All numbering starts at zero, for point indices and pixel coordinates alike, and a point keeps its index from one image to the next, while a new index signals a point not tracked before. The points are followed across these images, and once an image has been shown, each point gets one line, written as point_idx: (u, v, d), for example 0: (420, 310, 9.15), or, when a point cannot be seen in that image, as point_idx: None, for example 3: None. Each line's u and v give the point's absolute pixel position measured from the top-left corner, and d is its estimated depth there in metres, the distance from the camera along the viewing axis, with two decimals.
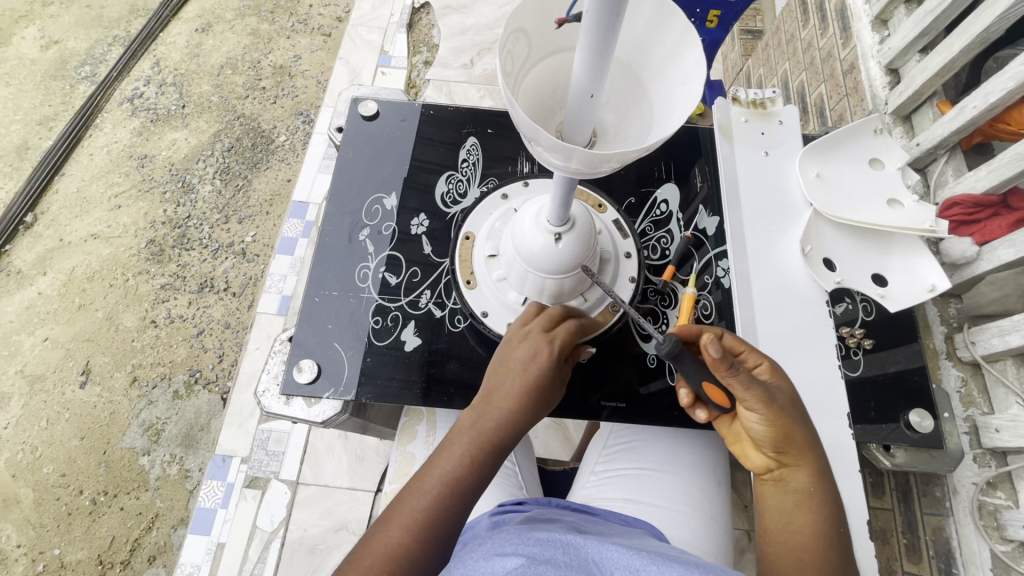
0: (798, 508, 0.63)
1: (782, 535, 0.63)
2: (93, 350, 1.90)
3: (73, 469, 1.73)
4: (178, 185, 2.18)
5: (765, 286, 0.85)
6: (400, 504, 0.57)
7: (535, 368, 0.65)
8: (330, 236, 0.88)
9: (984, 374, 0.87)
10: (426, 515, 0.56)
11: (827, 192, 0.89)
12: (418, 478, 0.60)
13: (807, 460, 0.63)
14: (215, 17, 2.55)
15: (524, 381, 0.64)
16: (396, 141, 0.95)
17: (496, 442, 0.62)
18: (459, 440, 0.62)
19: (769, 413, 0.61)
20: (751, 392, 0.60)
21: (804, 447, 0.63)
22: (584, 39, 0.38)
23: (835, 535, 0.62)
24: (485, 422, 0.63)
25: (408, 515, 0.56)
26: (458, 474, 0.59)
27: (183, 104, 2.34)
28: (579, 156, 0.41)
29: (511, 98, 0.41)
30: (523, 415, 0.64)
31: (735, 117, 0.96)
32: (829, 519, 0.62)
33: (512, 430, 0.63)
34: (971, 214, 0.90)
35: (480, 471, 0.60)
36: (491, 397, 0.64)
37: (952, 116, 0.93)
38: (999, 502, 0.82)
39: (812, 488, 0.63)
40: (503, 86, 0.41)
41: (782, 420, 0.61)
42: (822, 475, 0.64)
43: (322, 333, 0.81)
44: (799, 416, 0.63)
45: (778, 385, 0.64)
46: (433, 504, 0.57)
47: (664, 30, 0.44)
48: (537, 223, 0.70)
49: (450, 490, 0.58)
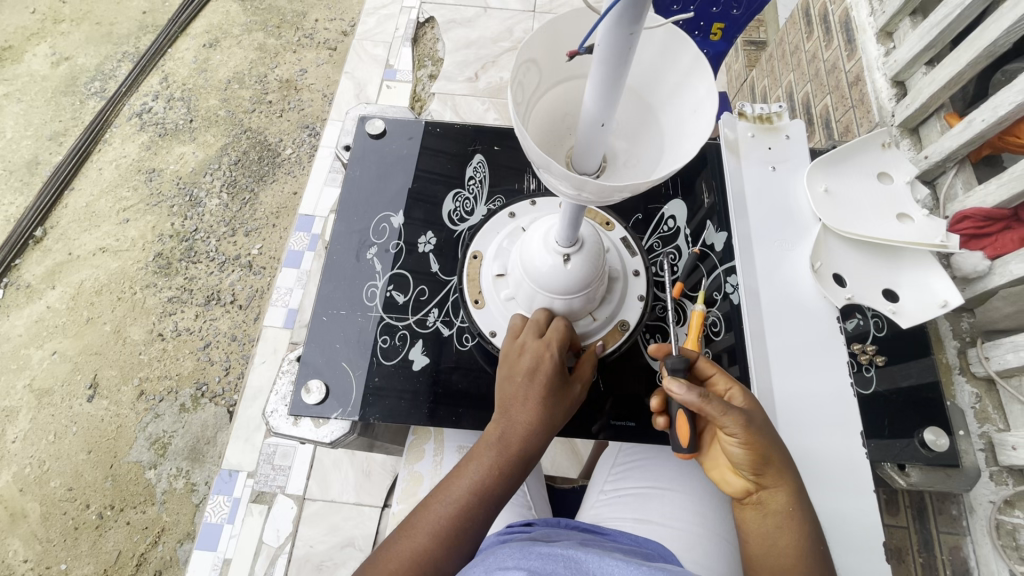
0: (780, 528, 0.62)
1: (767, 559, 0.63)
2: (100, 363, 1.91)
3: (80, 483, 1.74)
4: (186, 199, 2.20)
5: (775, 301, 0.84)
6: (427, 511, 0.58)
7: (549, 379, 0.65)
8: (338, 254, 0.88)
9: (999, 390, 0.86)
10: (451, 524, 0.57)
11: (836, 207, 0.89)
12: (442, 487, 0.60)
13: (787, 481, 0.63)
14: (223, 32, 2.58)
15: (544, 390, 0.65)
16: (402, 159, 0.96)
17: (523, 452, 0.62)
18: (479, 453, 0.62)
19: (747, 436, 0.62)
20: (728, 416, 0.61)
21: (780, 469, 0.63)
22: (597, 70, 0.38)
23: (818, 555, 0.61)
24: (509, 435, 0.63)
25: (435, 522, 0.57)
26: (481, 485, 0.60)
27: (190, 119, 2.37)
28: (591, 184, 0.41)
29: (521, 127, 0.41)
30: (542, 424, 0.64)
31: (742, 132, 0.95)
32: (812, 541, 0.62)
33: (536, 441, 0.63)
34: (982, 228, 0.89)
35: (505, 481, 0.61)
36: (508, 410, 0.64)
37: (960, 130, 0.93)
38: (1017, 521, 0.81)
39: (792, 509, 0.62)
40: (514, 117, 0.41)
41: (761, 443, 0.62)
42: (801, 499, 0.63)
43: (330, 352, 0.81)
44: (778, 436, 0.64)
45: (754, 410, 0.65)
46: (460, 512, 0.58)
47: (674, 59, 0.44)
48: (546, 242, 0.70)
49: (475, 499, 0.59)
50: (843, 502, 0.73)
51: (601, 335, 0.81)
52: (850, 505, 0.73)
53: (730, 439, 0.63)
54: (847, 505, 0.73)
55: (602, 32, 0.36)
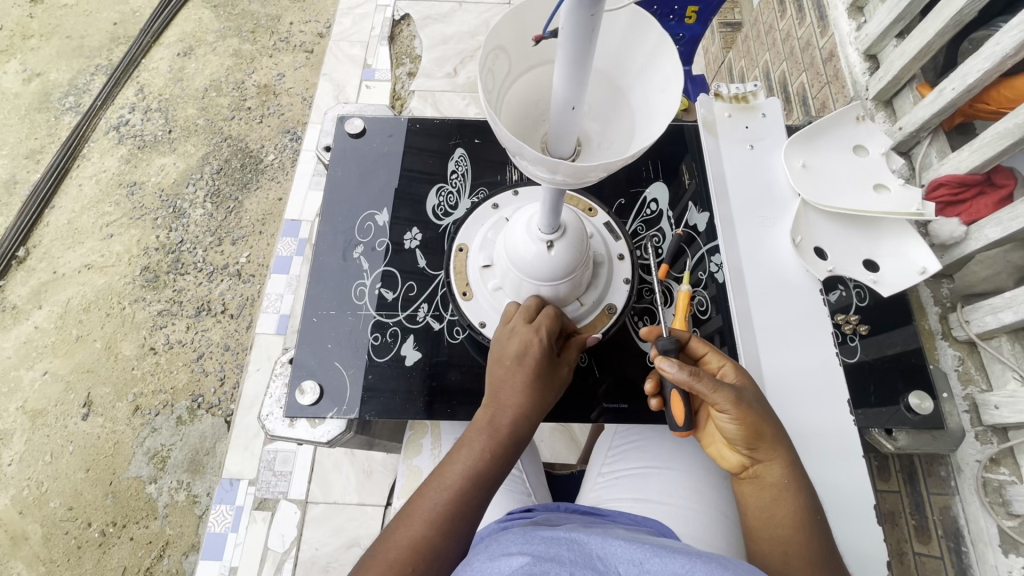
0: (777, 497, 0.64)
1: (766, 529, 0.64)
2: (93, 382, 1.89)
3: (80, 501, 1.73)
4: (169, 211, 2.18)
5: (759, 277, 0.85)
6: (421, 500, 0.59)
7: (539, 360, 0.67)
8: (325, 255, 0.88)
9: (980, 352, 0.88)
10: (447, 509, 0.58)
11: (815, 181, 0.90)
12: (436, 474, 0.61)
13: (777, 451, 0.64)
14: (196, 40, 2.55)
15: (528, 372, 0.66)
16: (384, 157, 0.95)
17: (512, 434, 0.63)
18: (470, 438, 0.63)
19: (738, 411, 0.63)
20: (718, 392, 0.62)
21: (773, 442, 0.64)
22: (563, 53, 0.39)
23: (816, 524, 0.63)
24: (499, 419, 0.64)
25: (431, 509, 0.57)
26: (478, 468, 0.61)
27: (169, 129, 2.35)
28: (562, 165, 0.42)
29: (492, 114, 0.41)
30: (533, 407, 0.65)
31: (719, 113, 0.97)
32: (809, 510, 0.63)
33: (525, 423, 0.64)
34: (957, 195, 0.91)
35: (496, 465, 0.62)
36: (497, 394, 0.65)
37: (932, 99, 0.95)
38: (1003, 478, 0.83)
39: (787, 480, 0.64)
40: (484, 104, 0.41)
41: (749, 417, 0.63)
42: (797, 469, 0.65)
43: (322, 352, 0.81)
44: (767, 407, 0.66)
45: (747, 385, 0.66)
46: (454, 497, 0.58)
47: (641, 39, 0.44)
48: (529, 232, 0.70)
49: (471, 482, 0.60)
50: (834, 469, 0.75)
51: (589, 321, 0.81)
52: (842, 472, 0.74)
53: (723, 415, 0.64)
54: (838, 472, 0.74)
55: (565, 13, 0.36)
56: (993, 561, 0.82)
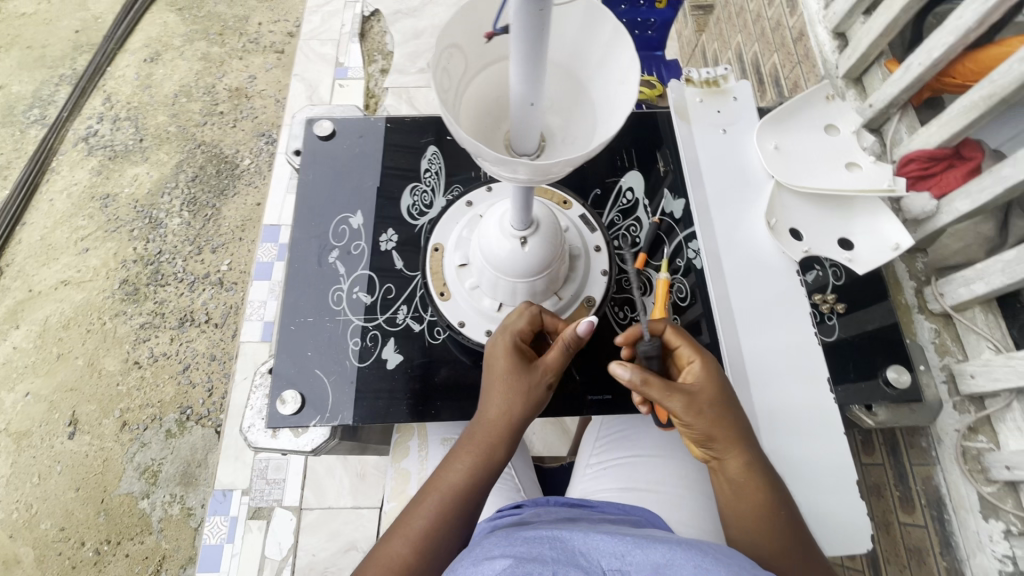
0: (740, 488, 0.64)
1: (732, 524, 0.64)
2: (78, 400, 1.86)
3: (72, 521, 1.70)
4: (146, 222, 2.14)
5: (736, 261, 0.85)
6: (407, 518, 0.63)
7: (513, 371, 0.66)
8: (299, 261, 0.87)
9: (955, 323, 0.90)
10: (429, 527, 0.61)
11: (787, 162, 0.91)
12: (423, 492, 0.65)
13: (740, 446, 0.65)
14: (163, 45, 2.49)
15: (503, 383, 0.66)
16: (355, 159, 0.94)
17: (492, 449, 0.65)
18: (459, 453, 0.66)
19: (693, 412, 0.64)
20: (673, 395, 0.64)
21: (730, 439, 0.64)
22: (516, 50, 0.38)
23: (779, 520, 0.62)
24: (480, 434, 0.66)
25: (414, 527, 0.61)
26: (461, 484, 0.64)
27: (140, 138, 2.30)
28: (521, 163, 0.41)
29: (447, 114, 0.40)
30: (515, 420, 0.66)
31: (690, 98, 0.97)
32: (771, 506, 0.63)
33: (507, 435, 0.66)
34: (927, 169, 0.92)
35: (479, 481, 0.64)
36: (480, 408, 0.68)
37: (900, 75, 0.95)
38: (980, 445, 0.85)
39: (745, 477, 0.64)
40: (438, 104, 0.40)
41: (705, 417, 0.64)
42: (758, 464, 0.65)
43: (302, 360, 0.80)
44: (729, 402, 0.66)
45: (706, 386, 0.65)
46: (437, 514, 0.62)
47: (596, 31, 0.44)
48: (501, 229, 0.69)
49: (453, 499, 0.63)
50: (817, 447, 0.76)
51: (569, 314, 0.80)
52: (825, 448, 0.76)
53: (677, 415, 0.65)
54: (821, 449, 0.75)
55: (514, 9, 0.36)
56: (974, 527, 0.84)
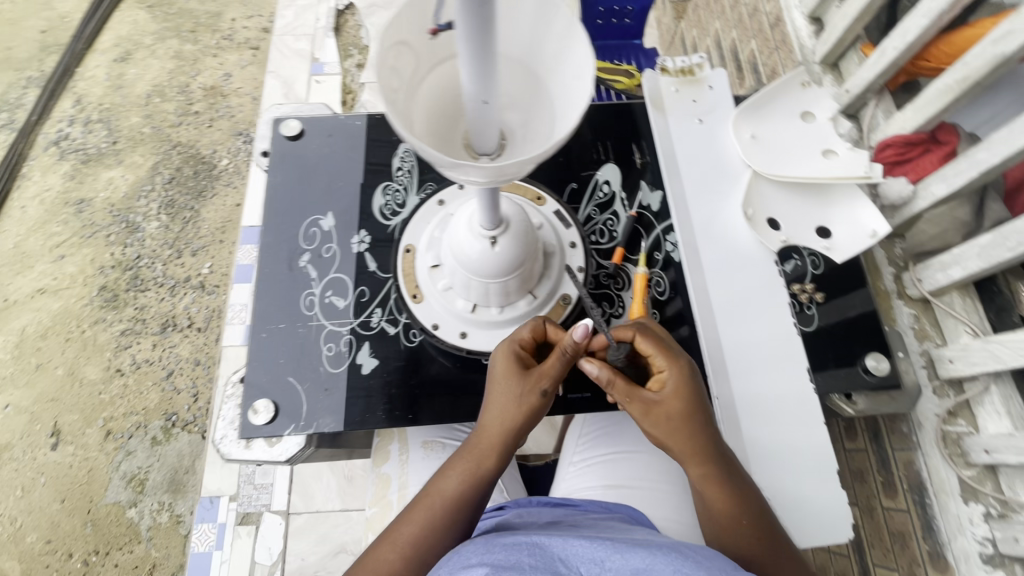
0: (702, 492, 0.65)
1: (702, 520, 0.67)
2: (60, 410, 1.82)
3: (59, 533, 1.68)
4: (122, 226, 2.09)
5: (714, 252, 0.84)
6: (401, 524, 0.64)
7: (509, 380, 0.67)
8: (269, 266, 0.84)
9: (934, 308, 0.90)
10: (422, 534, 0.62)
11: (763, 151, 0.90)
12: (419, 499, 0.66)
13: (702, 455, 0.64)
14: (134, 43, 2.43)
15: (501, 396, 0.66)
16: (325, 159, 0.91)
17: (488, 460, 0.66)
18: (456, 461, 0.67)
19: (651, 419, 0.65)
20: (632, 403, 0.66)
21: (688, 451, 0.64)
22: (463, 45, 0.37)
23: (734, 531, 0.62)
24: (477, 444, 0.67)
25: (407, 533, 0.63)
26: (456, 493, 0.65)
27: (113, 140, 2.24)
28: (470, 165, 0.41)
29: (394, 113, 0.38)
30: (511, 432, 0.66)
31: (665, 88, 0.95)
32: (729, 517, 0.63)
33: (503, 445, 0.66)
34: (904, 154, 0.92)
35: (474, 491, 0.65)
36: (479, 417, 0.69)
37: (875, 59, 0.94)
38: (960, 429, 0.85)
39: (703, 486, 0.64)
40: (383, 102, 0.38)
41: (663, 426, 0.65)
42: (722, 475, 0.64)
43: (274, 368, 0.78)
44: (690, 414, 0.64)
45: (671, 399, 0.65)
46: (430, 521, 0.63)
47: (551, 23, 0.43)
48: (470, 228, 0.68)
49: (447, 507, 0.64)
50: (797, 436, 0.75)
51: (545, 313, 0.79)
52: (804, 437, 0.75)
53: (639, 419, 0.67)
54: (800, 437, 0.75)
55: (458, 6, 0.34)
56: (955, 510, 0.84)
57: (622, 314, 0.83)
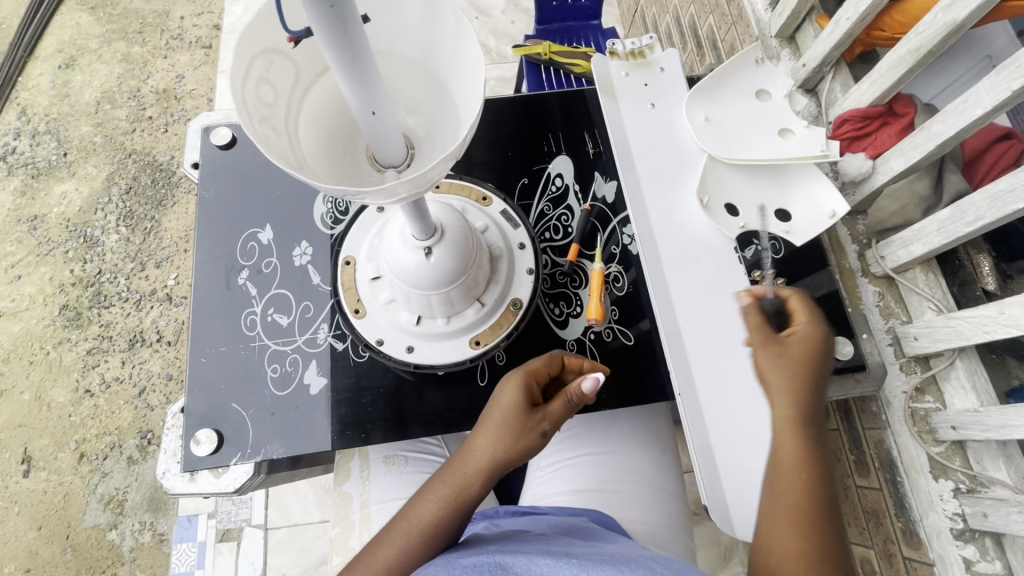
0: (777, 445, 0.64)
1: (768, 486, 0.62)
2: (29, 436, 1.76)
3: (38, 562, 1.63)
4: (80, 241, 2.00)
5: (671, 244, 0.80)
6: (375, 548, 0.58)
7: (511, 411, 0.61)
8: (206, 287, 0.80)
9: (898, 285, 0.88)
10: (393, 562, 0.56)
11: (718, 134, 0.86)
12: (393, 523, 0.60)
13: (799, 411, 0.65)
14: (78, 48, 2.30)
15: (499, 428, 0.61)
16: (261, 167, 0.86)
17: (474, 490, 0.59)
18: (437, 485, 0.61)
19: (780, 359, 0.69)
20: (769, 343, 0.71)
21: (788, 398, 0.66)
22: (331, 57, 0.35)
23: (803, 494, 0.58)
24: (465, 471, 0.60)
25: (379, 561, 0.56)
26: (432, 521, 0.58)
27: (64, 152, 2.13)
28: (368, 191, 0.37)
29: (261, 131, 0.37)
30: (503, 463, 0.60)
31: (615, 73, 0.91)
32: (800, 478, 0.59)
33: (492, 478, 0.60)
34: (861, 129, 0.88)
35: (455, 521, 0.59)
36: (470, 442, 0.62)
37: (829, 31, 0.91)
38: (928, 406, 0.84)
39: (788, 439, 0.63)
40: (245, 118, 0.36)
41: (783, 368, 0.68)
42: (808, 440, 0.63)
43: (216, 395, 0.74)
44: (811, 369, 0.67)
45: (801, 351, 0.68)
46: (402, 550, 0.56)
47: (440, 23, 0.42)
48: (403, 239, 0.64)
49: (423, 534, 0.58)
50: None
51: (494, 321, 0.76)
52: None
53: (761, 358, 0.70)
54: None
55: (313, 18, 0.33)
56: (925, 487, 0.83)
57: (581, 313, 0.82)
